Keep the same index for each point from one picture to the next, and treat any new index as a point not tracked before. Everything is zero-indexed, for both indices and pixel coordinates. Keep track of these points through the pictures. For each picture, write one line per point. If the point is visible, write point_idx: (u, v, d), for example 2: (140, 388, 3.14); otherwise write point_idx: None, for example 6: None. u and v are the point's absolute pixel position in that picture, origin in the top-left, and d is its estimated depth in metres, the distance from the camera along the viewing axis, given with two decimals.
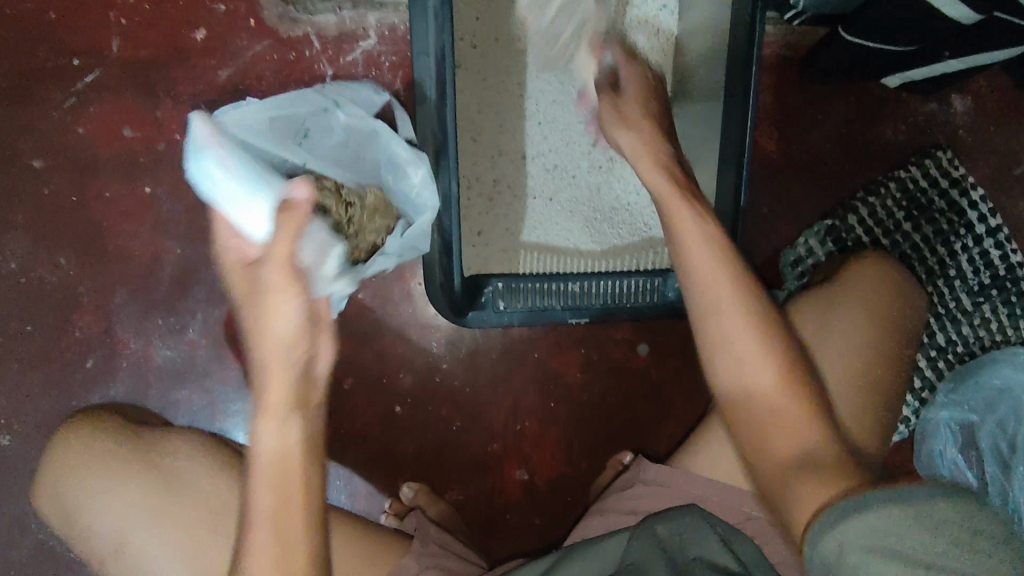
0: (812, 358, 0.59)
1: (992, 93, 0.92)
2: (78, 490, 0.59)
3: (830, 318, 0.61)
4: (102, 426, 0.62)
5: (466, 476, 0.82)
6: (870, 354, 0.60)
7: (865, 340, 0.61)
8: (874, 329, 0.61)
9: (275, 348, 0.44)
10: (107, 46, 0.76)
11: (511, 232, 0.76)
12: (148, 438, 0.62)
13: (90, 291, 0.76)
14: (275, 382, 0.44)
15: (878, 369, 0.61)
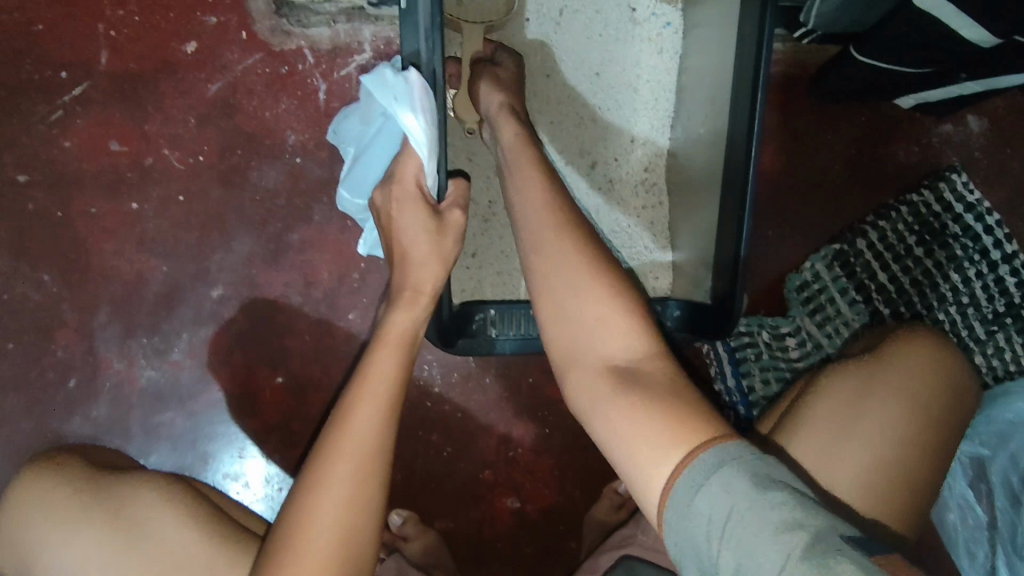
0: (822, 441, 0.52)
1: (1010, 114, 0.89)
2: (38, 535, 0.59)
3: (868, 388, 0.53)
4: (73, 471, 0.63)
5: (456, 504, 0.80)
6: (896, 450, 0.51)
7: (894, 432, 0.51)
8: (904, 422, 0.51)
9: (392, 358, 0.50)
10: (95, 59, 0.74)
11: (507, 254, 0.74)
12: (109, 486, 0.62)
13: (74, 308, 0.75)
14: (376, 390, 0.48)
15: (903, 467, 0.51)
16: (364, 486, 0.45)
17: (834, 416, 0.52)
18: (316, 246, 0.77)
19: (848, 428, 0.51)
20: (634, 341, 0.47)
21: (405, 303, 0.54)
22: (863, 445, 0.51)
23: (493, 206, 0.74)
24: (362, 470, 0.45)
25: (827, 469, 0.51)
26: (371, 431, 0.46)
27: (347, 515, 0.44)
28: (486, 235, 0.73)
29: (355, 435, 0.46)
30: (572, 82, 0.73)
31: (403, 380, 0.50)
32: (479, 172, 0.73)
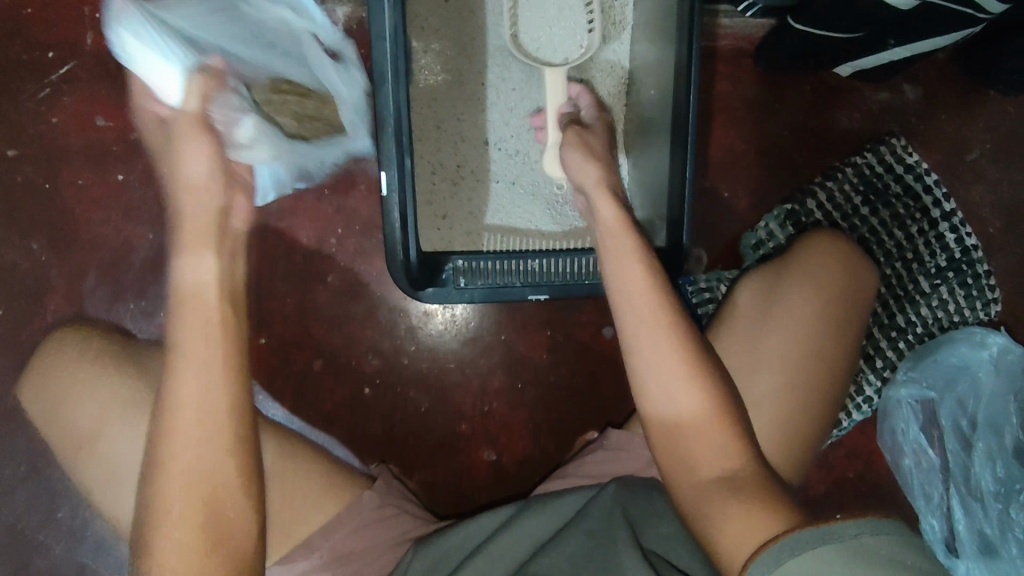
0: (758, 329, 0.63)
1: (942, 82, 0.96)
2: (63, 383, 0.63)
3: (782, 280, 0.64)
4: (92, 334, 0.67)
5: (435, 457, 0.85)
6: (817, 328, 0.62)
7: (814, 313, 0.62)
8: (823, 304, 0.62)
9: (204, 299, 0.45)
10: (80, 39, 0.78)
11: (475, 215, 0.78)
12: (136, 349, 0.67)
13: (63, 276, 0.78)
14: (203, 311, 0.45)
15: (826, 341, 0.62)
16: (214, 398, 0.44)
17: (755, 304, 0.64)
18: (295, 213, 0.81)
19: (767, 313, 0.63)
20: (711, 416, 0.49)
21: (189, 250, 0.47)
22: (783, 324, 0.62)
23: (461, 170, 0.79)
24: (201, 426, 0.43)
25: (755, 350, 0.62)
26: (195, 392, 0.43)
27: (204, 424, 0.43)
28: (455, 197, 0.78)
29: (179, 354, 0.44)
30: None
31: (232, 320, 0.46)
32: (445, 139, 0.77)
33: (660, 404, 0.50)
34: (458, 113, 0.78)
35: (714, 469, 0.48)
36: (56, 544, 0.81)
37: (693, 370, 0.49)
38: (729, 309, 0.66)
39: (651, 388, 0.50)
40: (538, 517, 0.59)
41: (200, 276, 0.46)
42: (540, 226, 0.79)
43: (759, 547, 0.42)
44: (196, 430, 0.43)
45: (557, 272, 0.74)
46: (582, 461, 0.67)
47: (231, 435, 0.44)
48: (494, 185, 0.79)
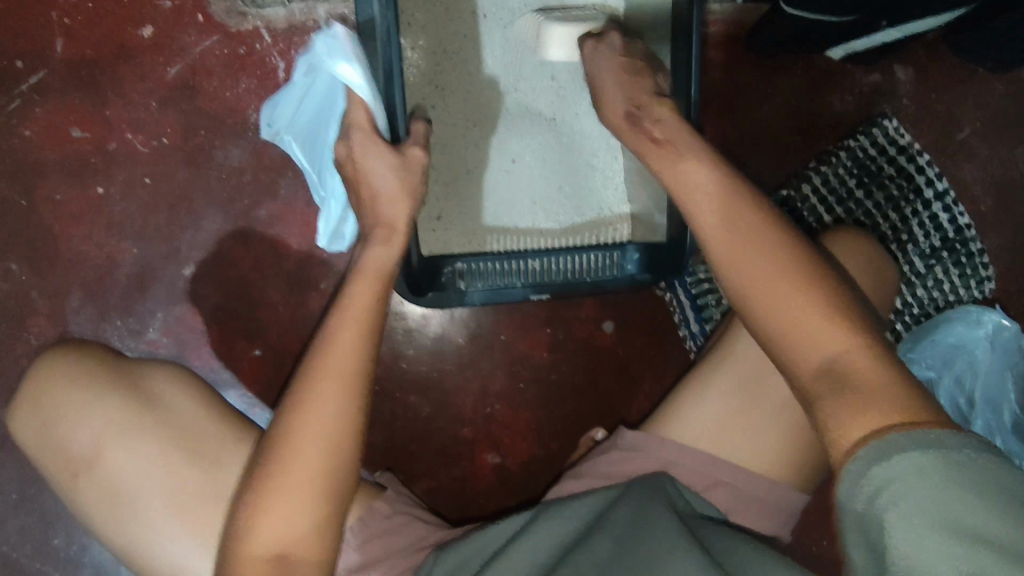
0: None
1: (932, 62, 0.96)
2: (61, 406, 0.61)
3: None
4: (82, 354, 0.66)
5: (439, 463, 0.84)
6: None
7: None
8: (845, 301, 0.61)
9: (368, 288, 0.51)
10: (51, 47, 0.75)
11: (472, 215, 0.76)
12: (127, 369, 0.65)
13: (45, 295, 0.76)
14: (358, 316, 0.50)
15: None
16: (348, 421, 0.47)
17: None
18: (284, 221, 0.79)
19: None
20: (753, 217, 0.46)
21: (383, 237, 0.55)
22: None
23: (456, 170, 0.76)
24: (346, 384, 0.47)
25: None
26: (347, 356, 0.48)
27: (333, 442, 0.46)
28: (451, 198, 0.76)
29: (342, 348, 0.48)
30: (523, 49, 0.76)
31: (381, 305, 0.52)
32: (437, 138, 0.75)
33: (695, 200, 0.49)
34: (450, 111, 0.76)
35: (814, 344, 0.42)
36: (55, 572, 0.79)
37: (776, 240, 0.45)
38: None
39: (712, 230, 0.47)
40: (560, 520, 0.58)
41: (379, 261, 0.53)
42: (538, 224, 0.78)
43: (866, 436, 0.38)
44: (344, 394, 0.47)
45: (557, 271, 0.74)
46: (594, 460, 0.65)
47: (344, 462, 0.47)
48: (490, 183, 0.77)
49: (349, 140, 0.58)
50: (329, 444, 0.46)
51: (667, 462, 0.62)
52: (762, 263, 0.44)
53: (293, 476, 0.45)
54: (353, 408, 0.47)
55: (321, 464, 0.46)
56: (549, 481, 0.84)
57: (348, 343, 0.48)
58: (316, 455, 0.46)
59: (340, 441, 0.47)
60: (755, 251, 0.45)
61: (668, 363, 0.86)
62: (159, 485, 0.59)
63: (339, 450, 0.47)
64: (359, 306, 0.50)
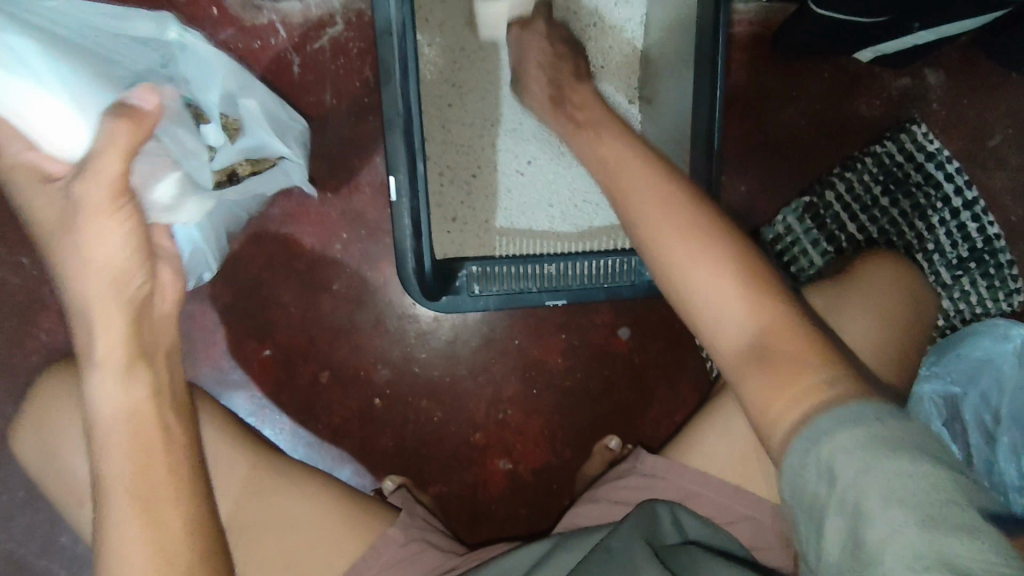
0: None
1: (964, 67, 0.93)
2: (57, 431, 0.59)
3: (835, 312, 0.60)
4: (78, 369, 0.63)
5: (449, 469, 0.82)
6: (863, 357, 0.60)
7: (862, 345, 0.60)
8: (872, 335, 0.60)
9: (116, 337, 0.43)
10: None
11: (488, 217, 0.75)
12: None
13: (55, 291, 0.75)
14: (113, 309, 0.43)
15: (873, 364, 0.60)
16: (148, 417, 0.44)
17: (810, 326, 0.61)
18: (297, 219, 0.78)
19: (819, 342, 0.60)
20: (703, 238, 0.45)
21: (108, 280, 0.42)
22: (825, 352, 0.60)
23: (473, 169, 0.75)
24: (137, 455, 0.42)
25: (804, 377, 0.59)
26: (114, 406, 0.43)
27: (164, 537, 0.41)
28: (467, 198, 0.74)
29: (109, 413, 0.43)
30: None
31: (133, 347, 0.44)
32: (454, 139, 0.74)
33: (634, 212, 0.49)
34: (467, 109, 0.74)
35: (742, 335, 0.43)
36: (61, 569, 0.78)
37: (727, 262, 0.44)
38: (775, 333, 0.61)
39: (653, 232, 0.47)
40: (568, 554, 0.57)
41: (102, 304, 0.42)
42: (555, 226, 0.76)
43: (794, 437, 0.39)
44: (140, 453, 0.42)
45: (574, 276, 0.72)
46: (611, 485, 0.64)
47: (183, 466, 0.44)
48: (507, 183, 0.75)
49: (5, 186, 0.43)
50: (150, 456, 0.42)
51: (690, 494, 0.61)
52: (711, 297, 0.44)
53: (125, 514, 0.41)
54: (165, 465, 0.43)
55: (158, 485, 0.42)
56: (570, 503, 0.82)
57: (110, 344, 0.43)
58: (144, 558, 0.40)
59: (170, 518, 0.42)
60: (716, 274, 0.44)
61: (685, 371, 0.84)
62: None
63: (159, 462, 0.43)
64: (106, 329, 0.43)
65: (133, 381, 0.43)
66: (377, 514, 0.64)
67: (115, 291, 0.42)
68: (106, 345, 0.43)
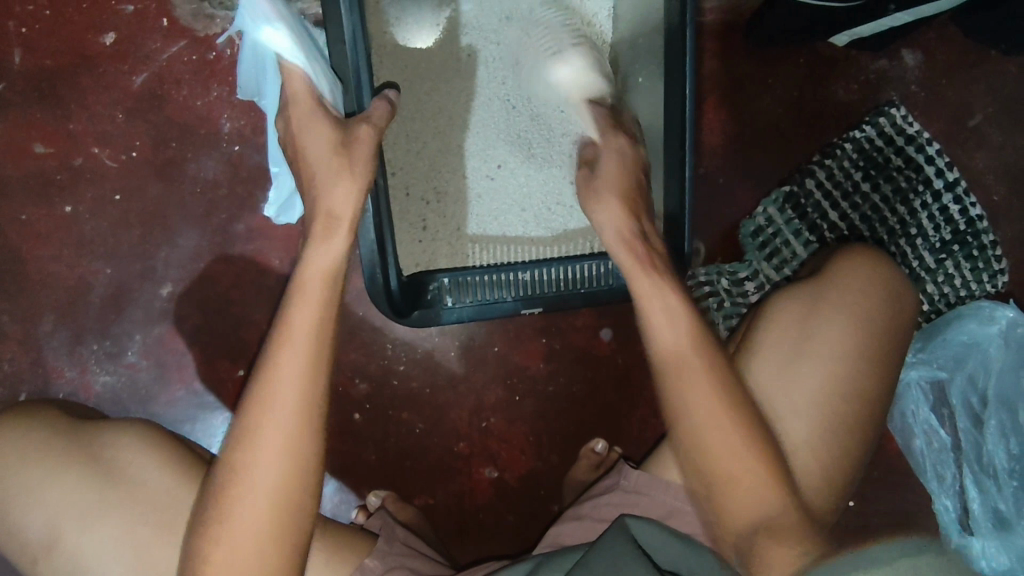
0: (778, 377, 0.58)
1: (942, 45, 0.91)
2: (13, 490, 0.57)
3: (815, 314, 0.59)
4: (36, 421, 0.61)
5: (433, 480, 0.81)
6: (845, 358, 0.57)
7: (843, 345, 0.57)
8: (854, 333, 0.57)
9: (308, 319, 0.47)
10: (9, 59, 0.71)
11: (459, 224, 0.73)
12: (88, 438, 0.60)
13: (15, 320, 0.72)
14: (297, 354, 0.46)
15: (861, 370, 0.57)
16: (295, 466, 0.44)
17: (792, 329, 0.59)
18: (263, 234, 0.75)
19: (801, 348, 0.58)
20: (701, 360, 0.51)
21: (325, 281, 0.49)
22: (815, 356, 0.58)
23: (439, 176, 0.72)
24: (289, 438, 0.44)
25: (788, 391, 0.58)
26: (295, 392, 0.45)
27: (276, 506, 0.43)
28: (437, 206, 0.72)
29: (279, 409, 0.44)
30: (510, 49, 0.72)
31: (323, 337, 0.47)
32: (421, 145, 0.71)
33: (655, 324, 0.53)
34: (432, 113, 0.71)
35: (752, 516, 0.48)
36: None
37: (730, 404, 0.49)
38: (756, 340, 0.60)
39: (670, 371, 0.51)
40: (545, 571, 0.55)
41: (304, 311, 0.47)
42: (529, 231, 0.74)
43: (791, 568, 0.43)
44: (297, 429, 0.45)
45: (549, 282, 0.71)
46: (595, 504, 0.64)
47: (297, 520, 0.44)
48: (477, 189, 0.73)
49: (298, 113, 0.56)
50: (270, 508, 0.43)
51: (674, 511, 0.61)
52: (732, 489, 0.49)
53: (234, 543, 0.43)
54: (305, 449, 0.45)
55: (257, 533, 0.43)
56: (559, 510, 0.81)
57: (288, 387, 0.45)
58: (252, 519, 0.43)
59: (286, 506, 0.44)
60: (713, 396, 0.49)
61: None
62: (128, 556, 0.56)
63: (277, 518, 0.44)
64: (300, 350, 0.46)
65: (306, 383, 0.45)
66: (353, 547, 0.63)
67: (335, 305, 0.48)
68: (301, 347, 0.46)
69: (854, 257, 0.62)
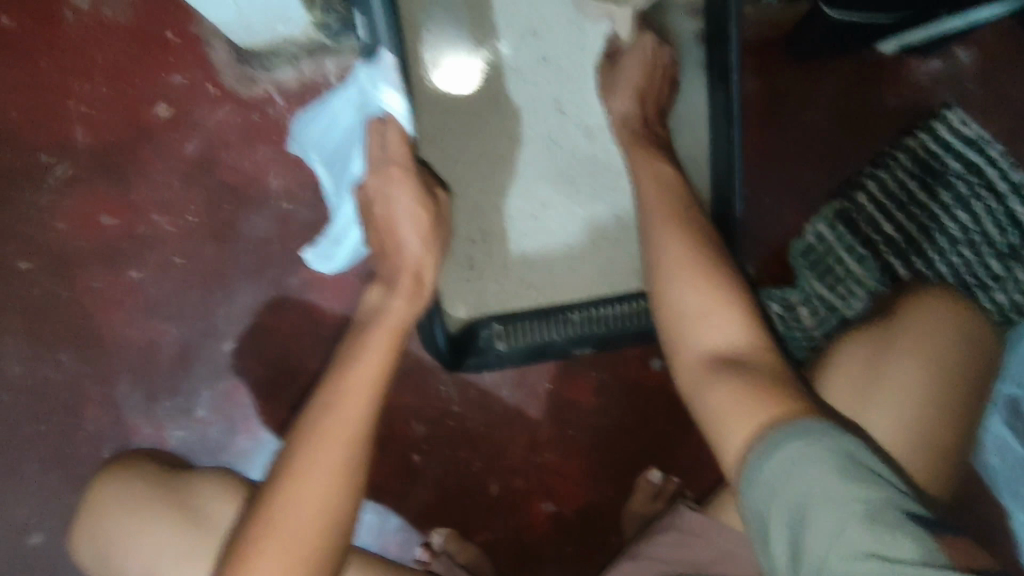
0: (853, 410, 0.56)
1: (999, 39, 0.86)
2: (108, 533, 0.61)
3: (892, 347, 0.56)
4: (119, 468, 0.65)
5: (492, 516, 0.82)
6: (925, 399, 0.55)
7: (923, 383, 0.55)
8: (934, 373, 0.55)
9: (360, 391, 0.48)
10: (73, 137, 0.75)
11: (506, 266, 0.73)
12: (170, 478, 0.64)
13: (93, 382, 0.76)
14: (342, 423, 0.47)
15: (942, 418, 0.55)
16: (336, 501, 0.46)
17: (860, 371, 0.57)
18: (316, 287, 0.77)
19: (872, 385, 0.56)
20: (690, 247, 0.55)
21: (379, 348, 0.51)
22: (895, 392, 0.55)
23: (486, 221, 0.73)
24: (323, 504, 0.45)
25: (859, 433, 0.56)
26: (331, 466, 0.46)
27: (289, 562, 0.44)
28: (484, 250, 0.73)
29: (317, 469, 0.45)
30: (549, 91, 0.72)
31: (371, 416, 0.48)
32: (465, 189, 0.72)
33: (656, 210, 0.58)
34: (475, 159, 0.72)
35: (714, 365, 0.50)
36: None
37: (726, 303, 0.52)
38: (831, 367, 0.59)
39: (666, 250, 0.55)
40: None
41: (359, 375, 0.49)
42: (577, 269, 0.74)
43: (753, 437, 0.45)
44: (328, 499, 0.45)
45: (598, 322, 0.74)
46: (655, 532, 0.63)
47: (318, 560, 0.45)
48: (523, 230, 0.73)
49: (388, 172, 0.55)
50: (302, 537, 0.44)
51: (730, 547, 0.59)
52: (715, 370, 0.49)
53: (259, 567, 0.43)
54: (329, 513, 0.45)
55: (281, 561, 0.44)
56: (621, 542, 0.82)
57: (347, 421, 0.47)
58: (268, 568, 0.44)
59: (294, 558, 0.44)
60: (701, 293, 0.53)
61: None
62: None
63: (303, 553, 0.44)
64: (344, 416, 0.47)
65: (343, 454, 0.46)
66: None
67: (378, 376, 0.49)
68: (350, 417, 0.47)
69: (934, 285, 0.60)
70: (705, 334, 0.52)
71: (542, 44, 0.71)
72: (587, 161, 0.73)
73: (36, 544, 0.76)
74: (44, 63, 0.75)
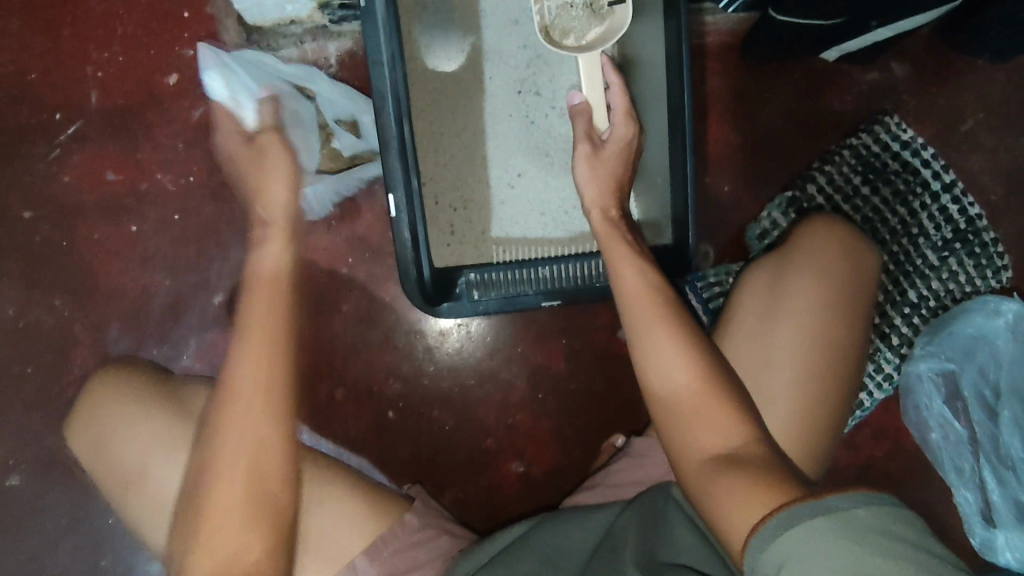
0: (758, 335, 0.63)
1: (930, 57, 0.97)
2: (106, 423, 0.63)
3: (784, 276, 0.64)
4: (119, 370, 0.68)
5: (465, 475, 0.85)
6: (819, 315, 0.62)
7: (816, 301, 0.62)
8: (823, 290, 0.62)
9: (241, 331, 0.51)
10: (86, 99, 0.81)
11: (484, 228, 0.80)
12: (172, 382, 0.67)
13: (85, 328, 0.80)
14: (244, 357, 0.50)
15: (839, 332, 0.62)
16: (257, 426, 0.49)
17: (755, 311, 0.64)
18: (306, 246, 0.83)
19: (770, 311, 0.64)
20: (654, 308, 0.54)
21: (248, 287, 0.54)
22: (790, 313, 0.63)
23: (468, 187, 0.80)
24: (252, 430, 0.49)
25: (757, 378, 0.62)
26: (242, 394, 0.49)
27: (246, 487, 0.48)
28: (464, 213, 0.79)
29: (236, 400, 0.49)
30: (529, 74, 0.80)
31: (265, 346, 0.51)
32: (451, 156, 0.79)
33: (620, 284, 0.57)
34: (459, 130, 0.79)
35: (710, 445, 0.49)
36: None
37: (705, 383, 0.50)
38: (735, 304, 0.66)
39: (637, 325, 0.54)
40: (576, 523, 0.62)
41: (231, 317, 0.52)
42: (549, 233, 0.81)
43: (756, 521, 0.42)
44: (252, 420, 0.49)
45: (566, 277, 0.77)
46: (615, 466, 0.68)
47: (266, 475, 0.49)
48: (501, 196, 0.80)
49: None
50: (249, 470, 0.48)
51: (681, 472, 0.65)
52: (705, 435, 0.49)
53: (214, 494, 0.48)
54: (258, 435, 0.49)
55: (237, 488, 0.48)
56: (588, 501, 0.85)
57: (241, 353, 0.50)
58: (226, 496, 0.48)
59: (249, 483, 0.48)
60: (680, 370, 0.51)
61: None
62: None
63: (252, 475, 0.48)
64: (242, 350, 0.50)
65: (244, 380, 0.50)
66: (394, 504, 0.66)
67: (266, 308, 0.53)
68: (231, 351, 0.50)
69: (823, 220, 0.67)
70: (654, 370, 0.52)
71: (523, 33, 0.79)
72: (561, 138, 0.81)
73: (15, 485, 0.78)
74: (66, 32, 0.81)
